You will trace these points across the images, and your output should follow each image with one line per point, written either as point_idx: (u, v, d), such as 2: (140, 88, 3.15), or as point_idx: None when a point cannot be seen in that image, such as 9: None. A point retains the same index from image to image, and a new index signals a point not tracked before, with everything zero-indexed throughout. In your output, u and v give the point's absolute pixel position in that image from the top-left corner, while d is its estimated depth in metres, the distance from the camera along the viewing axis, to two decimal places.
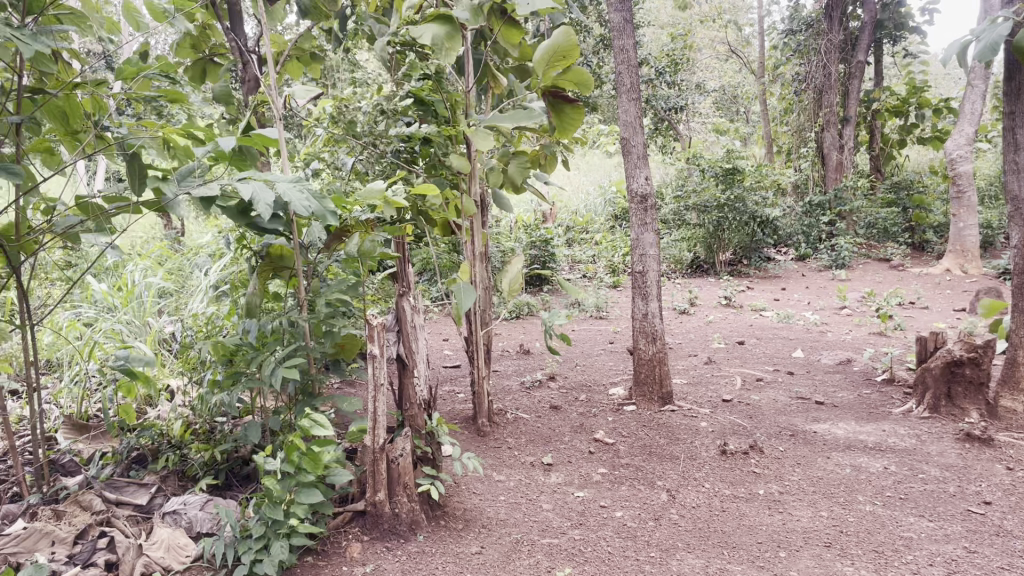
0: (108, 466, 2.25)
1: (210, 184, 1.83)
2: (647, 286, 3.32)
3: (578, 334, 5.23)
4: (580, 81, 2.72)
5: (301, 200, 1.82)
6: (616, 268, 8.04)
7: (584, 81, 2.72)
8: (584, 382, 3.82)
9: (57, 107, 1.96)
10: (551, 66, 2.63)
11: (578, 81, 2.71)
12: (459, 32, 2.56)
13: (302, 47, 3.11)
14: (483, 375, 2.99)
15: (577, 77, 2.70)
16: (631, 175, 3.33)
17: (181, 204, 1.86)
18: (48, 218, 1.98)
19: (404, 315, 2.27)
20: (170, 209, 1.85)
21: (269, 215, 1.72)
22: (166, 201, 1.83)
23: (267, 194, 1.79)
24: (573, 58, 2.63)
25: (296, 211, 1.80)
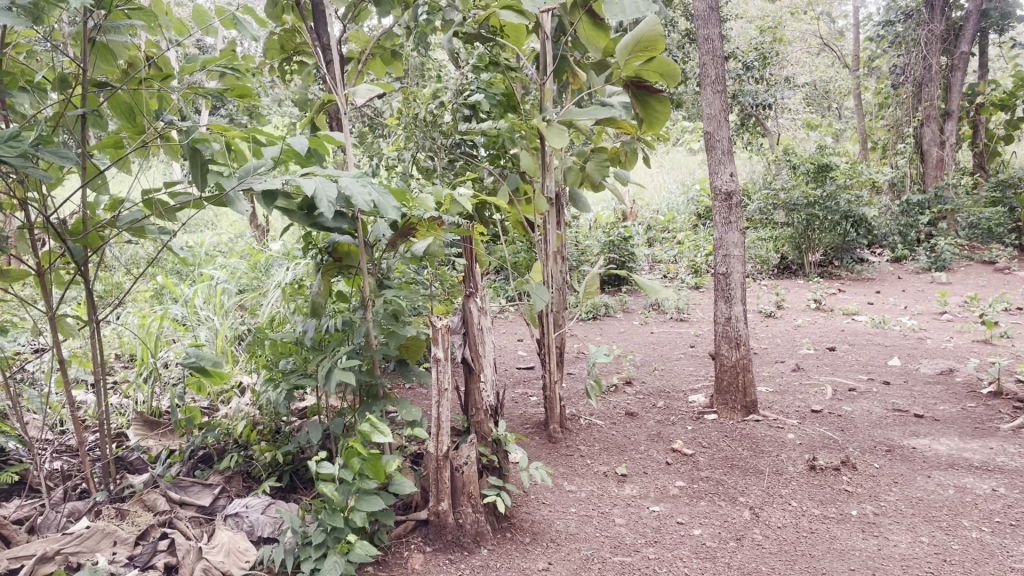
0: (174, 465, 2.24)
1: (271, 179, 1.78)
2: (731, 289, 3.15)
3: (658, 336, 5.06)
4: (666, 71, 2.56)
5: (363, 194, 1.76)
6: (698, 269, 7.80)
7: (670, 71, 2.56)
8: (663, 388, 3.66)
9: (124, 102, 1.95)
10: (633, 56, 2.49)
11: (664, 72, 2.56)
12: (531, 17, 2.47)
13: (379, 43, 3.05)
14: (556, 380, 2.87)
15: (662, 67, 2.54)
16: (715, 171, 3.17)
17: (244, 201, 1.83)
18: (114, 214, 1.97)
19: (471, 317, 2.19)
20: (232, 207, 1.82)
21: (332, 210, 1.65)
22: (227, 197, 1.81)
23: (330, 188, 1.73)
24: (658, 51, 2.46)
25: (359, 205, 1.72)
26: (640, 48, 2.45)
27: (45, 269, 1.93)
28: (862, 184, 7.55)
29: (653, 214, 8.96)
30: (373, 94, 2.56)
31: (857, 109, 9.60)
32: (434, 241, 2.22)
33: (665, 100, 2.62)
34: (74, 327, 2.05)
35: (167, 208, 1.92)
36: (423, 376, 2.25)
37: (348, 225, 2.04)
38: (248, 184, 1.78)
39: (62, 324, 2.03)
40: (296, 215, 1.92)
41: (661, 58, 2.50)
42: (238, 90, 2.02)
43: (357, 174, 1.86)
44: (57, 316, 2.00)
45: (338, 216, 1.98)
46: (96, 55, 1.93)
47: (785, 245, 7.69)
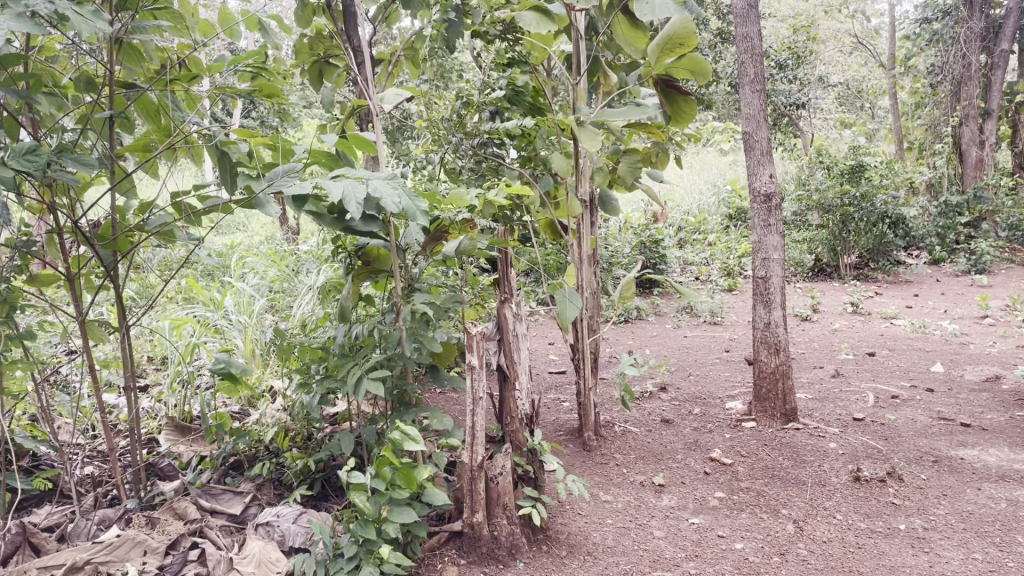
0: (206, 472, 2.21)
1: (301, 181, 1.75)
2: (770, 293, 3.07)
3: (691, 340, 4.97)
4: (697, 69, 2.47)
5: (394, 196, 1.72)
6: (731, 271, 7.70)
7: (702, 70, 2.46)
8: (698, 394, 3.58)
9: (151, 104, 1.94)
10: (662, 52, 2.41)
11: (694, 69, 2.46)
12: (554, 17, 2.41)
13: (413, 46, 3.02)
14: (591, 386, 2.80)
15: (693, 65, 2.45)
16: (753, 173, 3.08)
17: (273, 204, 1.80)
18: (142, 217, 1.95)
19: (505, 322, 2.14)
20: (262, 210, 1.80)
21: (359, 212, 1.63)
22: (256, 200, 1.79)
23: (358, 190, 1.71)
24: (689, 47, 2.37)
25: (388, 207, 1.70)
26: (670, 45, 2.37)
27: (75, 274, 1.91)
28: (899, 185, 7.39)
29: (684, 216, 8.86)
30: (402, 99, 2.56)
31: (893, 109, 9.41)
32: (467, 238, 2.11)
33: (694, 99, 2.52)
34: (105, 332, 2.03)
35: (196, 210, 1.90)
36: (456, 383, 2.20)
37: (379, 228, 2.00)
38: (278, 186, 1.75)
39: (92, 328, 2.01)
40: (326, 218, 1.90)
41: (692, 54, 2.41)
42: (265, 88, 2.02)
43: (388, 175, 1.83)
44: (88, 321, 1.98)
45: (368, 219, 1.96)
46: (122, 56, 1.92)
47: (819, 247, 7.56)
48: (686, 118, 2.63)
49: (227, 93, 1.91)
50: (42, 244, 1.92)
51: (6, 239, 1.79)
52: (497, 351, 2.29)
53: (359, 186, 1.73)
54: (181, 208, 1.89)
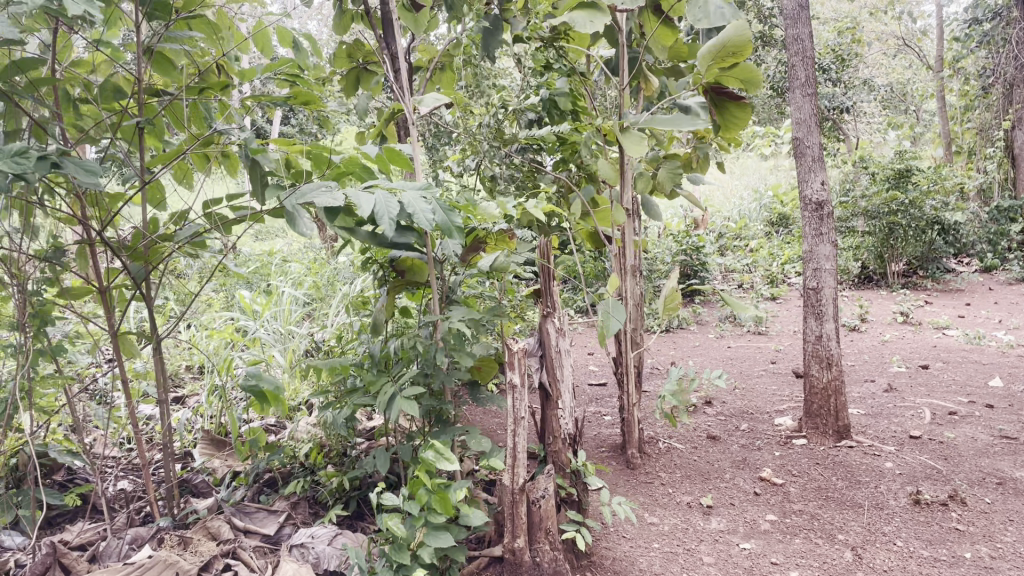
0: (240, 489, 2.16)
1: (333, 194, 1.74)
2: (822, 305, 2.96)
3: (735, 351, 4.83)
4: (748, 78, 2.38)
5: (426, 210, 1.68)
6: (774, 278, 7.53)
7: (753, 78, 2.38)
8: (745, 409, 3.45)
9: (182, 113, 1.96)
10: (714, 60, 2.30)
11: (746, 78, 2.38)
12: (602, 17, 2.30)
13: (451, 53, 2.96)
14: (635, 402, 2.70)
15: (745, 74, 2.36)
16: (804, 179, 2.97)
17: (303, 217, 1.79)
18: (174, 227, 1.95)
19: (547, 338, 2.06)
20: (291, 223, 1.78)
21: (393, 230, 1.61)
22: (286, 210, 1.78)
23: (392, 204, 1.69)
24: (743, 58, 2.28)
25: (420, 222, 1.66)
26: (722, 53, 2.27)
27: (107, 287, 1.89)
28: (949, 191, 7.16)
29: (726, 222, 8.69)
30: (442, 103, 2.44)
31: (942, 112, 9.14)
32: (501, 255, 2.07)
33: (746, 107, 2.39)
34: (136, 345, 2.00)
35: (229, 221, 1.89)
36: (496, 401, 2.12)
37: (413, 241, 1.97)
38: (310, 200, 1.74)
39: (125, 341, 1.98)
40: (358, 233, 1.89)
41: (744, 65, 2.32)
42: (302, 96, 2.00)
43: (422, 188, 1.80)
44: (120, 334, 1.95)
45: (404, 231, 1.94)
46: (153, 65, 1.91)
47: (866, 254, 7.34)
48: (734, 130, 2.50)
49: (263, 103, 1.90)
50: (74, 255, 1.89)
51: (36, 251, 1.77)
52: (538, 367, 2.21)
53: (392, 198, 1.71)
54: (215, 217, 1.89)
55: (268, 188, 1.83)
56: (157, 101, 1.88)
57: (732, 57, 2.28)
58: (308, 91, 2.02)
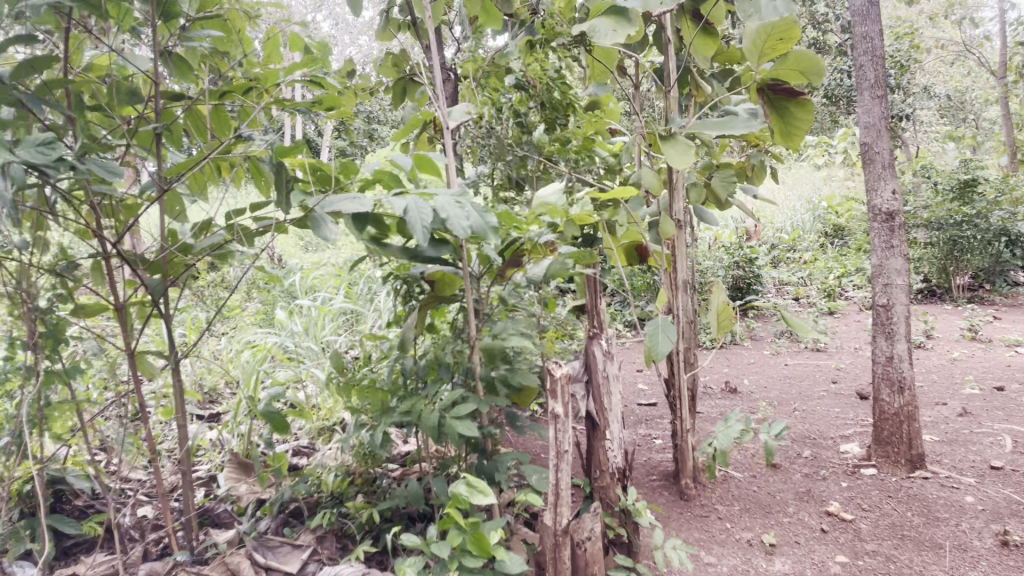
0: (264, 519, 2.01)
1: (362, 202, 1.61)
2: (893, 324, 2.74)
3: (793, 369, 4.58)
4: (807, 67, 2.15)
5: (461, 217, 1.54)
6: (831, 291, 7.23)
7: (815, 67, 2.14)
8: (807, 434, 3.22)
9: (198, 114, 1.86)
10: (761, 52, 2.14)
11: (806, 68, 2.15)
12: (630, 22, 2.14)
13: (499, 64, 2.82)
14: (688, 428, 2.50)
15: (802, 62, 2.14)
16: (873, 188, 2.78)
17: (329, 225, 1.66)
18: (197, 237, 1.82)
19: (593, 362, 1.89)
20: (316, 231, 1.64)
21: (427, 238, 1.49)
22: (311, 221, 1.65)
23: (424, 209, 1.56)
24: (793, 42, 2.09)
25: (455, 228, 1.51)
26: (770, 40, 2.09)
27: (123, 303, 1.76)
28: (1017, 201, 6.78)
29: (779, 233, 8.38)
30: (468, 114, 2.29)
31: (1007, 119, 8.72)
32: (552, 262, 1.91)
33: (807, 104, 2.24)
34: (156, 365, 1.86)
35: (251, 231, 1.76)
36: (539, 429, 1.95)
37: (448, 252, 1.82)
38: (338, 208, 1.61)
39: (144, 360, 1.85)
40: (390, 247, 1.76)
41: (798, 54, 2.13)
42: (326, 100, 1.92)
43: (456, 193, 1.66)
44: (138, 352, 1.82)
45: (438, 244, 1.81)
46: (173, 69, 1.82)
47: (929, 266, 6.99)
48: (797, 131, 2.35)
49: (287, 105, 1.81)
50: (88, 271, 1.77)
51: (45, 264, 1.65)
52: (584, 393, 2.04)
53: (424, 203, 1.58)
54: (238, 228, 1.77)
55: (293, 196, 1.69)
56: (178, 106, 1.76)
57: (784, 44, 2.11)
58: (331, 96, 1.94)
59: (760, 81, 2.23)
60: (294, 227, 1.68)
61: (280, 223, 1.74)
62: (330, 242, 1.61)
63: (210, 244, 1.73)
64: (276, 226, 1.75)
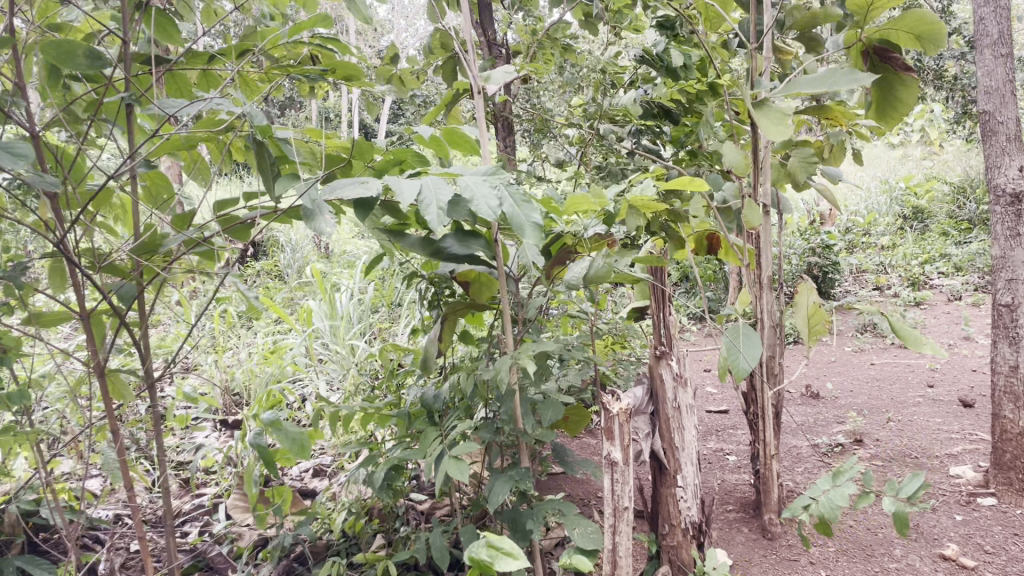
0: (262, 564, 1.72)
1: (366, 184, 1.28)
2: (1018, 327, 2.32)
3: (880, 370, 4.13)
4: (924, 32, 1.70)
5: (488, 193, 1.19)
6: (915, 280, 6.68)
7: (934, 31, 1.68)
8: (906, 450, 2.78)
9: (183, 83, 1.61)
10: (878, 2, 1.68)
11: (922, 33, 1.69)
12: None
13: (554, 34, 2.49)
14: (773, 453, 2.10)
15: (923, 23, 1.66)
16: (993, 165, 2.38)
17: (325, 214, 1.33)
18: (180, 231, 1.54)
19: (664, 393, 1.69)
20: (308, 221, 1.31)
21: (442, 223, 1.15)
22: (303, 211, 1.33)
23: (445, 188, 1.23)
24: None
25: (480, 204, 1.17)
26: None
27: (87, 314, 1.48)
28: None
29: (855, 217, 7.83)
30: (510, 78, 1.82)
31: None
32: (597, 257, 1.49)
33: (915, 81, 1.77)
34: (129, 384, 1.64)
35: (237, 223, 1.47)
36: (591, 464, 1.61)
37: (478, 247, 1.48)
38: (339, 193, 1.28)
39: (114, 379, 1.57)
40: (407, 241, 1.43)
41: (918, 11, 1.65)
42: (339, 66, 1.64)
43: (488, 172, 1.32)
44: (107, 371, 1.58)
45: (466, 237, 1.48)
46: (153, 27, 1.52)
47: None
48: (894, 116, 1.87)
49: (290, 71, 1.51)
50: (47, 272, 1.55)
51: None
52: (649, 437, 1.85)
53: (445, 183, 1.25)
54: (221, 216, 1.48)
55: (283, 178, 1.38)
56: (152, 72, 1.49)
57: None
58: (346, 61, 1.66)
59: (866, 38, 1.77)
60: (284, 218, 1.37)
61: (271, 212, 1.43)
62: (323, 234, 1.29)
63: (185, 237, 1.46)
64: (266, 216, 1.45)
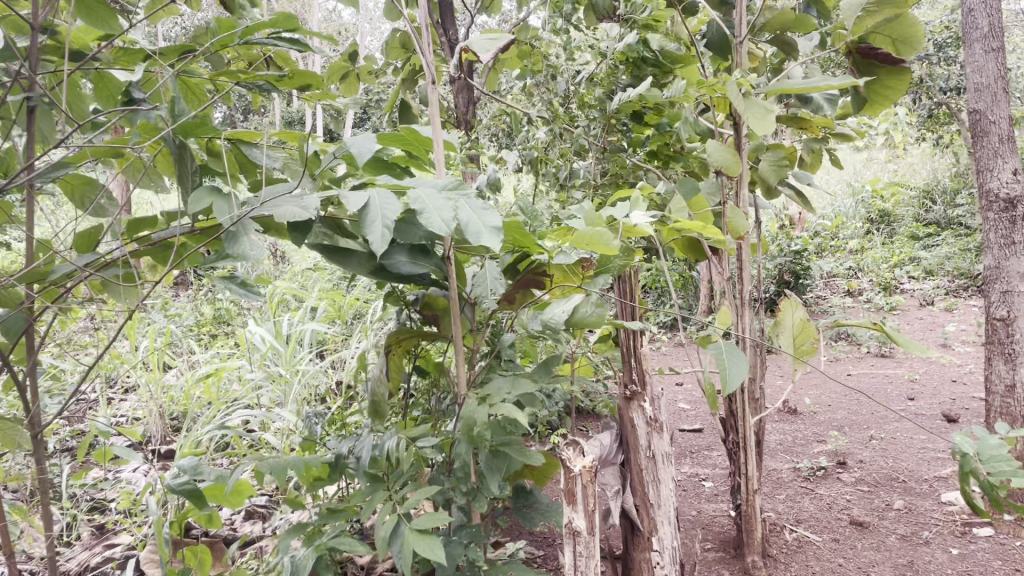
0: None
1: (302, 201, 1.02)
2: (1014, 343, 2.16)
3: (858, 381, 3.97)
4: (902, 36, 1.52)
5: (446, 212, 0.96)
6: (886, 284, 6.56)
7: (911, 38, 1.52)
8: (893, 474, 2.61)
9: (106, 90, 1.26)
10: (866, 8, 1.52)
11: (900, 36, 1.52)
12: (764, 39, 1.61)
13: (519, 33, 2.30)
14: (756, 489, 1.89)
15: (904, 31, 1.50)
16: (985, 169, 2.21)
17: (251, 236, 1.06)
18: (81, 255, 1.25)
19: (634, 438, 1.56)
20: (229, 244, 1.04)
21: (386, 242, 0.94)
22: (225, 235, 1.05)
23: (393, 203, 1.00)
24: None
25: (430, 222, 0.95)
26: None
27: None
28: None
29: (823, 220, 7.74)
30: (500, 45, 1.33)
31: None
32: (582, 300, 1.30)
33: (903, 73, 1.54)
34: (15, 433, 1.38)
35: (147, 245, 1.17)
36: (556, 519, 1.39)
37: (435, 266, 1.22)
38: (269, 208, 1.03)
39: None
40: (350, 253, 1.16)
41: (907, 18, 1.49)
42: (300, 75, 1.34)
43: (447, 181, 1.09)
44: None
45: (418, 254, 1.22)
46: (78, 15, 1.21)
47: None
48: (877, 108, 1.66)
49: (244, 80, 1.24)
50: None
51: None
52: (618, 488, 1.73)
53: (394, 197, 1.02)
54: (131, 241, 1.19)
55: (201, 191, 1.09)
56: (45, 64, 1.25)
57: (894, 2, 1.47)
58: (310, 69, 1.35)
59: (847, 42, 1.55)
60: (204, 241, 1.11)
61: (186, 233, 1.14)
62: (254, 259, 1.03)
63: (86, 263, 1.18)
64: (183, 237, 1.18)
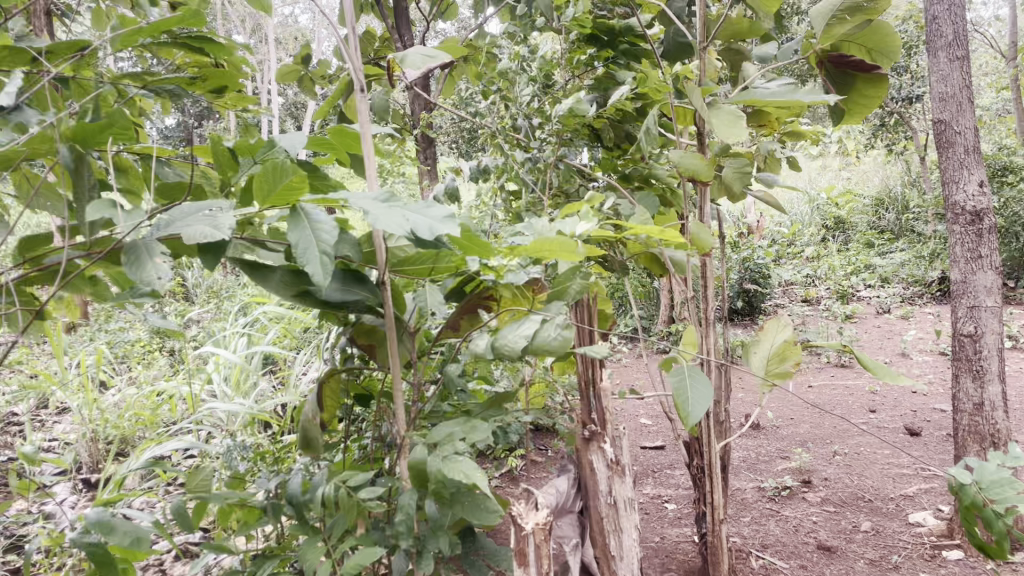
0: None
1: (215, 217, 0.87)
2: (982, 360, 2.10)
3: (819, 393, 3.93)
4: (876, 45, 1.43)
5: (387, 223, 0.82)
6: (843, 291, 6.59)
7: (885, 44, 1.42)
8: (859, 493, 2.54)
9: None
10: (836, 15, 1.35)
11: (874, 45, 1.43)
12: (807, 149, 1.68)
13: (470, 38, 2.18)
14: (721, 520, 1.79)
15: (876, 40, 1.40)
16: (950, 181, 2.15)
17: (159, 260, 0.87)
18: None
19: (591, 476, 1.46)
20: (132, 269, 0.85)
21: (329, 272, 0.82)
22: (127, 259, 0.86)
23: (325, 224, 0.87)
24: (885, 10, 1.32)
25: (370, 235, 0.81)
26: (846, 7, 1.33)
27: None
28: None
29: (779, 228, 7.76)
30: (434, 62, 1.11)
31: None
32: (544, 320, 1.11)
33: (883, 79, 1.43)
34: None
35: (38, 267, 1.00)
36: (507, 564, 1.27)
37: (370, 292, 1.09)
38: (177, 225, 0.88)
39: None
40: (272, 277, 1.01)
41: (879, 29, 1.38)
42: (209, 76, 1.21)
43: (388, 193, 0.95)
44: None
45: (350, 279, 1.08)
46: None
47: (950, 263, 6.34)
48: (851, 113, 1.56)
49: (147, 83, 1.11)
50: None
51: None
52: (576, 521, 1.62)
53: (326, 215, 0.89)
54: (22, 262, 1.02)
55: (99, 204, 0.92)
56: None
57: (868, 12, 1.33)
58: (220, 71, 1.23)
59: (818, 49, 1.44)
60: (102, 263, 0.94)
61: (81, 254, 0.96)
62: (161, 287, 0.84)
63: None
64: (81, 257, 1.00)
